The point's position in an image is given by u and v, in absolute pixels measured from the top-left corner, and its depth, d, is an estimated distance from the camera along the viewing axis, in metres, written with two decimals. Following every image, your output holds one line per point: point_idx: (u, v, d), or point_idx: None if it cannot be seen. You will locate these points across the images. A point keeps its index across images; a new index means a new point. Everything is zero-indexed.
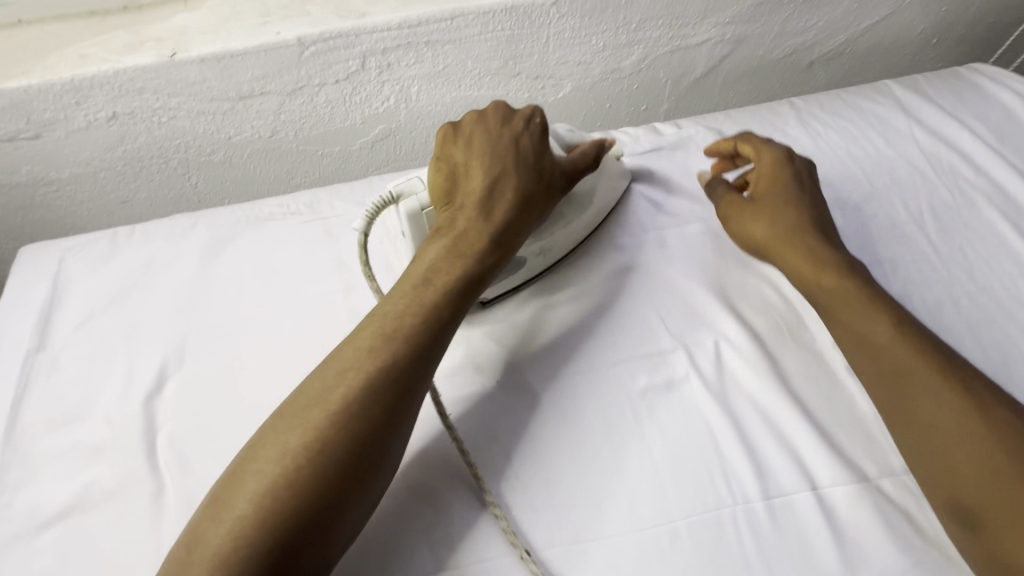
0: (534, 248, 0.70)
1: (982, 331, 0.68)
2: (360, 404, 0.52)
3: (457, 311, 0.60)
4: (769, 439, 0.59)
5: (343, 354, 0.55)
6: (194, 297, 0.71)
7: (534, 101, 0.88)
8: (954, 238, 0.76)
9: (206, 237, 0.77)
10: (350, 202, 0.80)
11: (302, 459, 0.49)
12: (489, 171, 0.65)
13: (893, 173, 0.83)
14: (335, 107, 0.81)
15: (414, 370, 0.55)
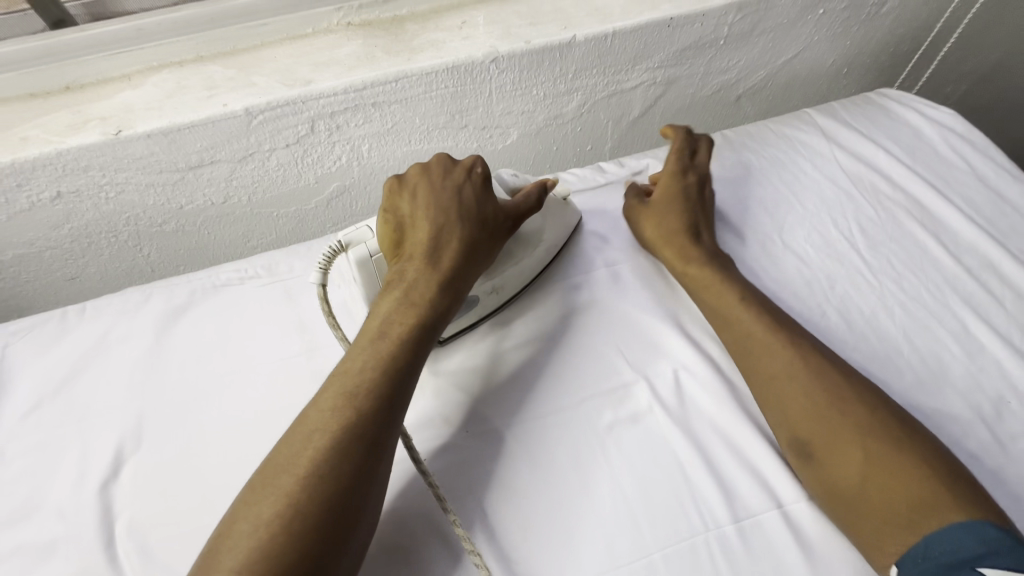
0: (486, 287, 0.72)
1: (916, 337, 0.73)
2: (330, 463, 0.51)
3: (419, 358, 0.61)
4: (732, 461, 0.61)
5: (306, 419, 0.54)
6: (150, 372, 0.69)
7: (483, 149, 0.92)
8: (882, 251, 0.82)
9: (160, 308, 0.75)
10: (308, 261, 0.80)
11: (278, 529, 0.47)
12: (435, 221, 0.67)
13: (821, 195, 0.89)
14: (287, 170, 0.82)
15: (379, 421, 0.55)
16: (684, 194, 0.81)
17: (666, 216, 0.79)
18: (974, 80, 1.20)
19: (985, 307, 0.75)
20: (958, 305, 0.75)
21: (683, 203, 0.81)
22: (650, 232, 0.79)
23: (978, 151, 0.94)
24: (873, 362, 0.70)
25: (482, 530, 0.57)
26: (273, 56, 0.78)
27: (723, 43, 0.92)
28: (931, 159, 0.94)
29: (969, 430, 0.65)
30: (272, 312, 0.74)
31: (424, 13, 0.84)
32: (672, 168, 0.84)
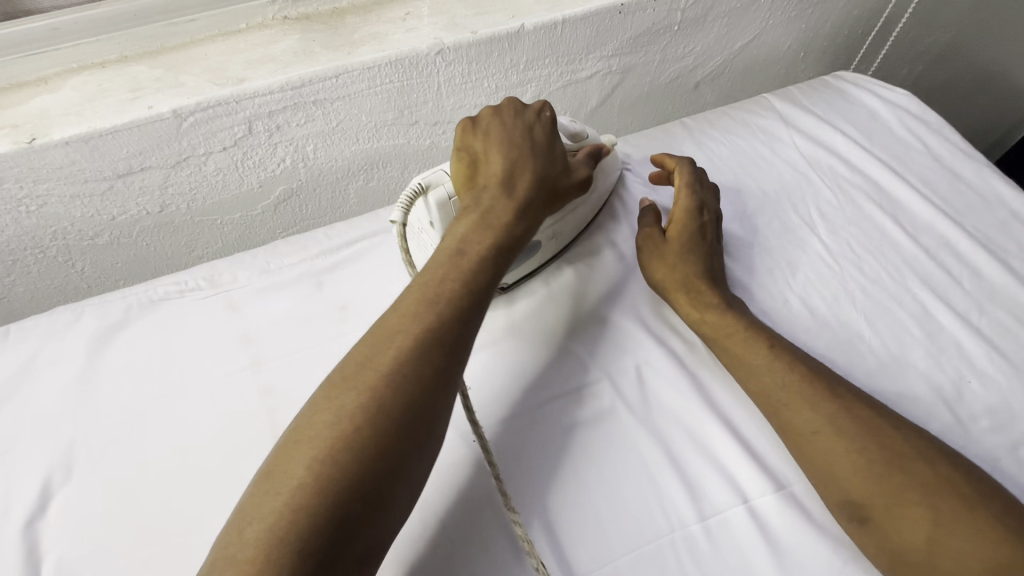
0: (550, 231, 0.73)
1: (878, 321, 0.72)
2: (408, 369, 0.49)
3: (495, 277, 0.57)
4: (700, 456, 0.60)
5: (386, 319, 0.52)
6: (81, 397, 0.60)
7: (436, 146, 0.89)
8: (844, 237, 0.81)
9: (94, 327, 0.66)
10: (253, 270, 0.72)
11: (353, 425, 0.45)
12: (508, 154, 0.64)
13: (782, 180, 0.88)
14: (227, 174, 0.77)
15: (459, 340, 0.52)
16: (698, 231, 0.75)
17: (681, 256, 0.72)
18: (928, 61, 1.20)
19: (944, 288, 0.75)
20: (918, 287, 0.75)
21: (696, 242, 0.74)
22: (663, 277, 0.72)
23: (933, 131, 0.95)
24: (836, 350, 0.69)
25: (441, 549, 0.54)
26: (205, 53, 0.73)
27: (676, 30, 0.91)
28: (888, 140, 0.94)
29: (933, 413, 0.64)
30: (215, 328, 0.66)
31: (366, 5, 0.80)
32: (689, 204, 0.76)
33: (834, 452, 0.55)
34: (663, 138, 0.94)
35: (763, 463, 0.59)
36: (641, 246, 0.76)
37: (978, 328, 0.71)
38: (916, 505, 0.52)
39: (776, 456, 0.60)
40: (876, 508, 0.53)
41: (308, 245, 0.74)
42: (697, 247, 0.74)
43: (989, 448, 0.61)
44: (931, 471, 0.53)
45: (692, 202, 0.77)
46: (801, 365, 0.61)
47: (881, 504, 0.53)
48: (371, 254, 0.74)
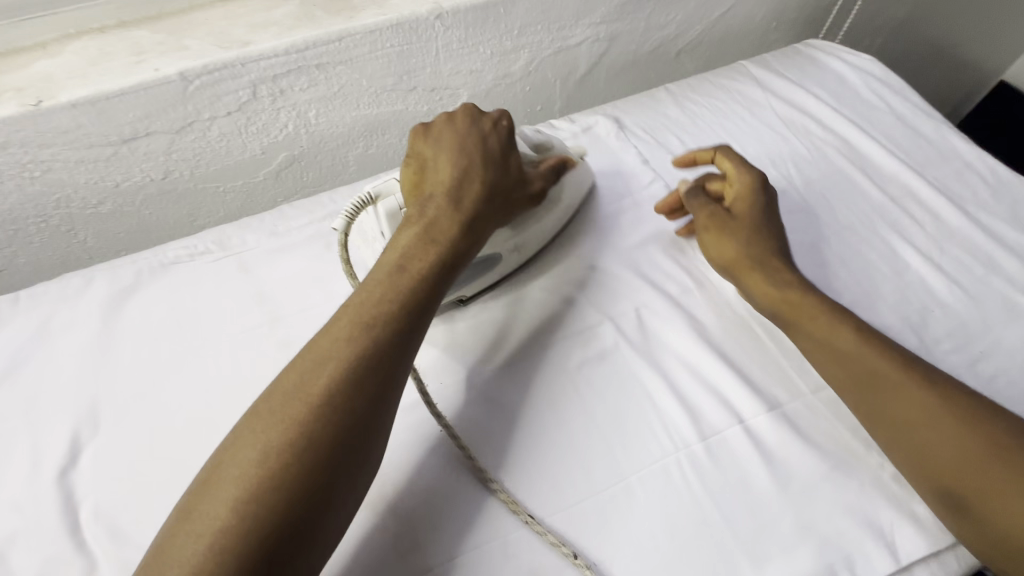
0: (510, 244, 0.73)
1: (863, 264, 0.78)
2: (342, 393, 0.51)
3: (422, 311, 0.59)
4: (704, 401, 0.64)
5: (310, 356, 0.53)
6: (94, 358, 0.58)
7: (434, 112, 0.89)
8: (830, 190, 0.87)
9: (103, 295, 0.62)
10: (262, 233, 0.70)
11: (279, 466, 0.47)
12: (455, 166, 0.68)
13: (772, 139, 0.93)
14: (232, 141, 0.76)
15: (384, 386, 0.54)
16: (763, 206, 0.75)
17: (755, 232, 0.72)
18: (888, 32, 1.28)
19: (911, 233, 0.82)
20: (889, 233, 0.81)
21: (764, 217, 0.74)
22: (732, 259, 0.71)
23: (895, 93, 1.02)
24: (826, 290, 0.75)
25: (471, 476, 0.58)
26: (205, 18, 0.73)
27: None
28: (856, 101, 1.00)
29: (913, 338, 0.71)
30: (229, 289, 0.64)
31: None
32: (751, 179, 0.76)
33: (865, 392, 0.60)
34: (648, 103, 0.98)
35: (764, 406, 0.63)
36: (705, 227, 0.74)
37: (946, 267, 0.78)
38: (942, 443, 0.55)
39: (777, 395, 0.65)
40: (903, 421, 0.57)
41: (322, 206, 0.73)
42: (766, 223, 0.73)
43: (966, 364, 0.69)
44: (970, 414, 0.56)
45: (755, 178, 0.76)
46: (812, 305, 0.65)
47: (909, 440, 0.56)
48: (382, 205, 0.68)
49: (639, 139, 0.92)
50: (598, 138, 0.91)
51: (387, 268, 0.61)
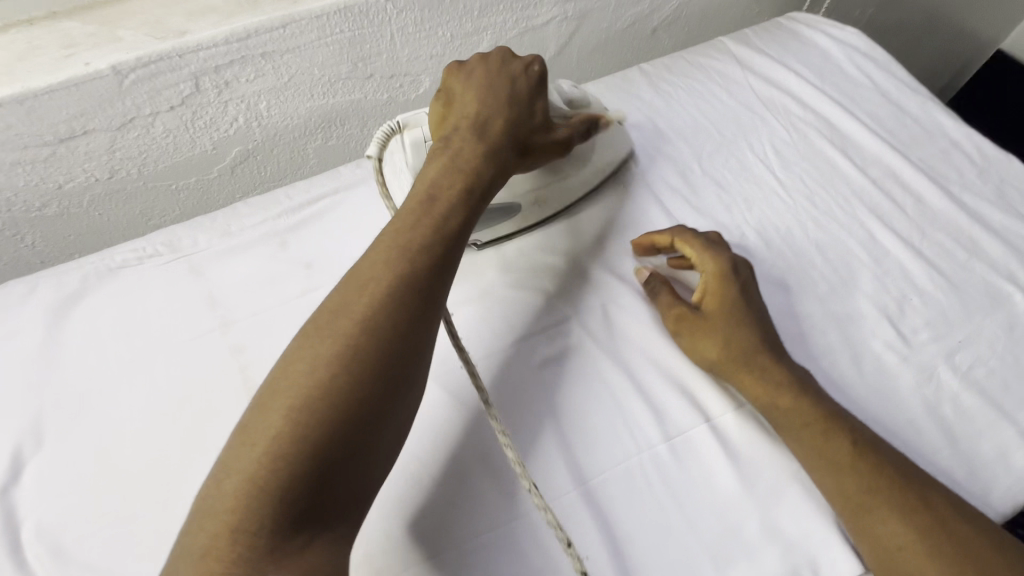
0: (528, 193, 0.51)
1: (965, 274, 0.49)
2: (336, 406, 0.31)
3: (416, 318, 0.36)
4: (741, 526, 0.38)
5: (319, 334, 0.34)
6: (41, 384, 0.44)
7: (395, 107, 0.63)
8: (945, 168, 0.55)
9: (51, 301, 0.48)
10: (212, 234, 0.53)
11: (291, 424, 0.31)
12: (484, 105, 0.46)
13: (897, 113, 0.59)
14: (178, 138, 0.54)
15: (399, 378, 0.34)
16: (743, 305, 0.45)
17: (727, 338, 0.43)
18: None
19: (987, 216, 0.52)
20: None
21: (741, 319, 0.44)
22: (719, 359, 0.43)
23: None
24: (916, 312, 0.47)
25: None
26: None
27: None
28: None
29: (998, 417, 0.43)
30: (171, 300, 0.49)
31: None
32: (721, 266, 0.46)
33: (866, 538, 0.37)
34: (740, 38, 0.68)
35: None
36: (677, 330, 0.45)
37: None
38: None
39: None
40: None
41: (273, 203, 0.55)
42: (744, 326, 0.44)
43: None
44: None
45: (728, 260, 0.46)
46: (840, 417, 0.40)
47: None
48: (324, 219, 0.54)
49: (704, 90, 0.62)
50: (636, 84, 0.63)
51: (382, 254, 0.38)
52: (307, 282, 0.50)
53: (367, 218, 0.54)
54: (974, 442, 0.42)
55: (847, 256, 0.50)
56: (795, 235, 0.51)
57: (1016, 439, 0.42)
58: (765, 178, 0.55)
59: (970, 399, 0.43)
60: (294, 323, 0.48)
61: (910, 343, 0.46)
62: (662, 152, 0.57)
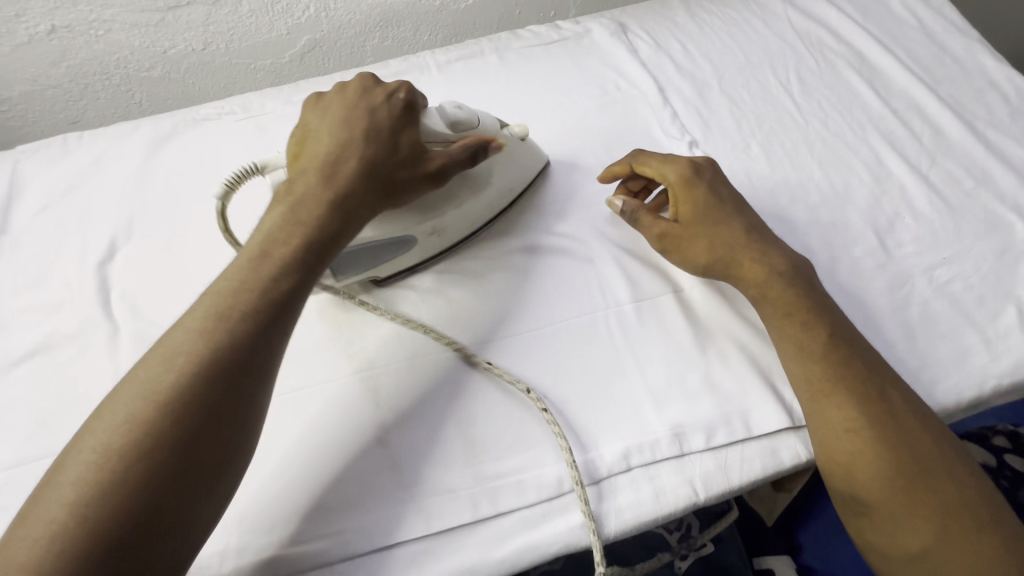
0: (426, 225, 0.46)
1: (966, 201, 0.51)
2: (135, 454, 0.31)
3: (221, 389, 0.33)
4: (685, 376, 0.43)
5: (113, 413, 0.32)
6: (132, 197, 0.55)
7: (446, 12, 0.70)
8: (974, 107, 0.57)
9: (148, 138, 0.59)
10: (281, 100, 0.62)
11: (76, 515, 0.29)
12: (336, 144, 0.42)
13: (937, 51, 0.62)
14: (259, 20, 0.63)
15: (205, 443, 0.32)
16: (715, 210, 0.46)
17: (714, 235, 0.45)
18: None
19: (1001, 153, 0.54)
20: None
21: (717, 223, 0.46)
22: (710, 261, 0.45)
23: None
24: (906, 228, 0.49)
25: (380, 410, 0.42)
26: None
27: None
28: None
29: (964, 325, 0.44)
30: (238, 147, 0.58)
31: None
32: (685, 172, 0.48)
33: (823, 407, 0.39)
34: None
35: (753, 437, 0.41)
36: (663, 249, 0.47)
37: None
38: (885, 525, 0.36)
39: (770, 454, 0.41)
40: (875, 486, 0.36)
41: (327, 81, 0.63)
42: (725, 218, 0.46)
43: None
44: (962, 508, 0.35)
45: (691, 165, 0.48)
46: (809, 296, 0.42)
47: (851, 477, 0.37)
48: None
49: (742, 20, 0.66)
50: (674, 12, 0.67)
51: (194, 324, 0.35)
52: None
53: None
54: (935, 341, 0.44)
55: (846, 175, 0.53)
56: (799, 152, 0.55)
57: (977, 345, 0.44)
58: (784, 101, 0.59)
59: (940, 306, 0.45)
60: None
61: (890, 254, 0.48)
62: (685, 71, 0.62)
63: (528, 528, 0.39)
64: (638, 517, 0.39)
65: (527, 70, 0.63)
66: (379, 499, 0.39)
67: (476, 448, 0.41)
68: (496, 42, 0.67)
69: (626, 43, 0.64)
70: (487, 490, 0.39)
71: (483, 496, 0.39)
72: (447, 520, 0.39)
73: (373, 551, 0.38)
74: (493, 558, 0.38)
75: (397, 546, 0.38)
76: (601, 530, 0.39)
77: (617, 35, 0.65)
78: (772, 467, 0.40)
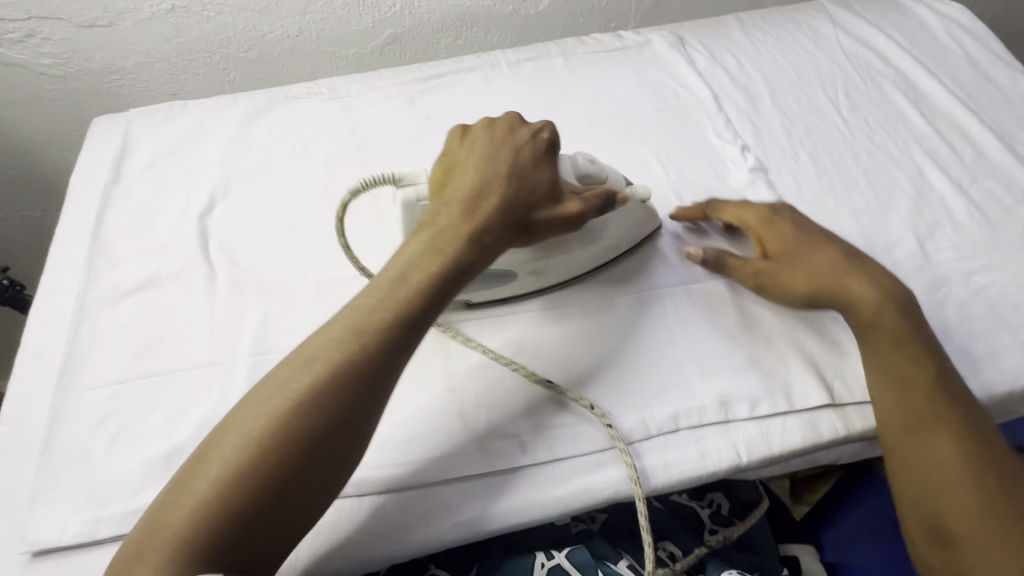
0: (526, 263, 0.47)
1: (1006, 216, 0.54)
2: (278, 451, 0.35)
3: (353, 401, 0.37)
4: (732, 352, 0.47)
5: (260, 401, 0.36)
6: (228, 162, 0.61)
7: (515, 17, 0.76)
8: (1015, 131, 0.60)
9: (245, 111, 0.65)
10: (364, 85, 0.68)
11: (218, 491, 0.33)
12: (481, 180, 0.44)
13: (981, 79, 0.65)
14: (350, 12, 0.70)
15: (334, 448, 0.36)
16: (807, 241, 0.48)
17: (811, 265, 0.47)
18: None
19: None
20: None
21: (812, 252, 0.48)
22: (813, 289, 0.46)
23: None
24: (946, 236, 0.53)
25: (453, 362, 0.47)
26: None
27: None
28: None
29: (999, 327, 0.47)
30: (325, 123, 0.64)
31: None
32: (764, 213, 0.51)
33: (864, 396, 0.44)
34: (839, 4, 0.75)
35: (795, 411, 0.44)
36: (759, 285, 0.48)
37: None
38: (925, 490, 0.40)
39: (809, 427, 0.44)
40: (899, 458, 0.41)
41: (407, 71, 0.69)
42: (819, 250, 0.48)
43: None
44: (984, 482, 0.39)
45: (769, 206, 0.51)
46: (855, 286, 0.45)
47: None
48: (446, 89, 0.67)
49: (794, 40, 0.70)
50: (729, 29, 0.72)
51: (335, 335, 0.38)
52: (422, 129, 0.63)
53: (478, 90, 0.67)
54: (970, 339, 0.47)
55: (890, 186, 0.56)
56: (846, 162, 0.59)
57: (1012, 345, 0.46)
58: (832, 115, 0.63)
59: (976, 307, 0.48)
60: (410, 154, 0.61)
61: (930, 257, 0.51)
62: (739, 82, 0.66)
63: (583, 474, 0.43)
64: (684, 473, 0.42)
65: (590, 73, 0.68)
66: (460, 434, 0.44)
67: (536, 401, 0.45)
68: (562, 46, 0.72)
69: (684, 53, 0.69)
70: (546, 438, 0.43)
71: (543, 442, 0.43)
72: (508, 459, 0.43)
73: (470, 477, 0.42)
74: (551, 497, 0.42)
75: (467, 479, 0.42)
76: (644, 482, 0.42)
77: (676, 46, 0.69)
78: (811, 439, 0.43)
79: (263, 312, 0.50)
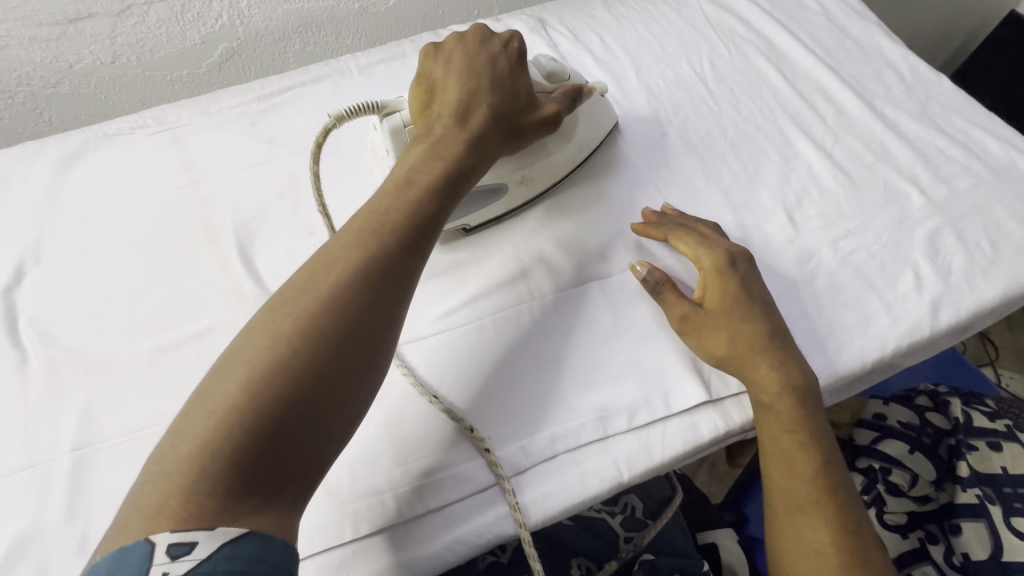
0: (517, 173, 0.48)
1: (867, 175, 0.53)
2: (301, 357, 0.31)
3: (374, 299, 0.33)
4: (607, 358, 0.44)
5: (268, 315, 0.32)
6: (40, 219, 0.53)
7: (366, 15, 0.70)
8: (872, 85, 0.60)
9: (55, 157, 0.57)
10: (196, 110, 0.60)
11: (238, 407, 0.29)
12: (466, 89, 0.42)
13: (839, 35, 0.65)
14: (170, 29, 0.62)
15: (358, 353, 0.32)
16: (744, 308, 0.43)
17: (735, 330, 0.43)
18: None
19: (898, 129, 0.57)
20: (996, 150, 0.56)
21: (741, 315, 0.43)
22: (726, 353, 0.42)
23: None
24: (813, 204, 0.52)
25: None
26: None
27: None
28: None
29: (867, 293, 0.47)
30: (153, 159, 0.56)
31: None
32: (717, 259, 0.45)
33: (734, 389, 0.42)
34: None
35: (673, 415, 0.42)
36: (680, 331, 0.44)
37: (941, 201, 0.52)
38: (800, 481, 0.39)
39: (689, 430, 0.42)
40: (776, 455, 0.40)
41: (246, 88, 0.62)
42: (750, 316, 0.43)
43: (924, 303, 0.46)
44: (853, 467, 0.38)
45: (733, 251, 0.46)
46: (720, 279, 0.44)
47: None
48: (291, 104, 0.61)
49: (657, 12, 0.68)
50: (591, 6, 0.69)
51: (347, 239, 0.35)
52: (267, 154, 0.57)
53: (327, 102, 0.61)
54: (841, 309, 0.46)
55: (757, 158, 0.55)
56: (714, 137, 0.57)
57: (880, 310, 0.46)
58: (698, 88, 0.61)
59: (844, 275, 0.48)
60: (254, 184, 0.55)
61: (798, 229, 0.50)
62: (604, 63, 0.63)
63: (459, 523, 0.39)
64: (564, 503, 0.39)
65: None
66: (322, 501, 0.39)
67: (403, 448, 0.41)
68: (418, 42, 0.67)
69: (546, 37, 0.65)
70: (417, 490, 0.39)
71: (414, 494, 0.39)
72: (375, 521, 0.38)
73: (388, 528, 0.38)
74: (426, 556, 0.38)
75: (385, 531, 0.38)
76: (526, 517, 0.39)
77: (537, 31, 0.65)
78: (692, 443, 0.42)
79: (87, 395, 0.44)
